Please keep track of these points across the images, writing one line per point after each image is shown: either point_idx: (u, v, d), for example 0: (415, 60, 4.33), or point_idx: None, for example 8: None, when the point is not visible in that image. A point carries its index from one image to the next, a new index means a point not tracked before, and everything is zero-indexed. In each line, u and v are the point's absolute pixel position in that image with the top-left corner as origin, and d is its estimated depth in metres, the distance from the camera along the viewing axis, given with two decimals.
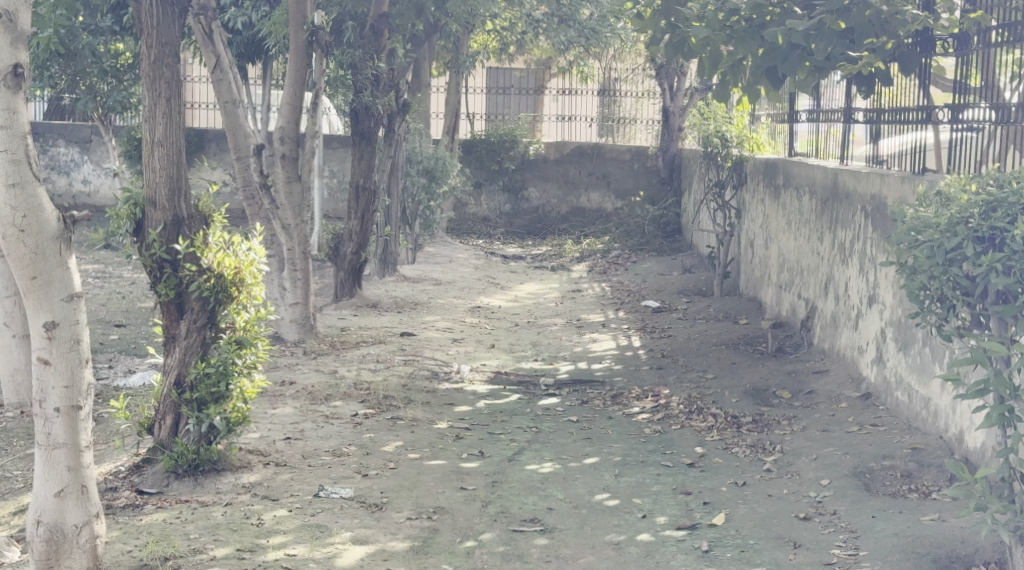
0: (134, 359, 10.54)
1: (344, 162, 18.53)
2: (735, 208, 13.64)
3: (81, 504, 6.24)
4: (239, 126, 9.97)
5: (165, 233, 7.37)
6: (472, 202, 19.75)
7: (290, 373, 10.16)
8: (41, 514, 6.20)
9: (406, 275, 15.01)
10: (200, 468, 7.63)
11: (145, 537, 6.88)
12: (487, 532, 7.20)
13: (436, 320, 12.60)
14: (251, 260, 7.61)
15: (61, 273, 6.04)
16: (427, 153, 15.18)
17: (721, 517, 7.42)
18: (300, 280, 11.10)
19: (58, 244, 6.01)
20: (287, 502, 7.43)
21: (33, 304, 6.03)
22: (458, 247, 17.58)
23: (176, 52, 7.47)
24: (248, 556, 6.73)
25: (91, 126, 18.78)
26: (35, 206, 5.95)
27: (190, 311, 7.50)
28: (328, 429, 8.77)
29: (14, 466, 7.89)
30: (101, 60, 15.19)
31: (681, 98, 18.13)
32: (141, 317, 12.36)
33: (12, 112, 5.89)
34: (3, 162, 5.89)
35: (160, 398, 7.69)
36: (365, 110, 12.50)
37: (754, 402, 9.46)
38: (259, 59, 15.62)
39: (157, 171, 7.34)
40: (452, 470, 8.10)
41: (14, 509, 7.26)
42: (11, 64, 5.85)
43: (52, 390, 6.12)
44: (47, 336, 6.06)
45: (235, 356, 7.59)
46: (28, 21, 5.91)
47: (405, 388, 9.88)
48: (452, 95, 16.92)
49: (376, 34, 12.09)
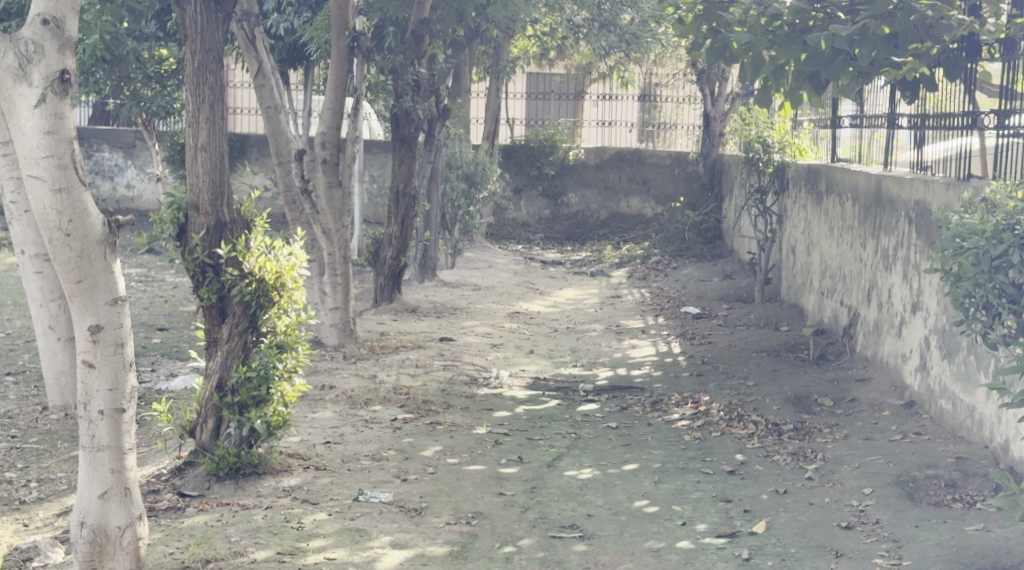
0: (177, 362, 10.61)
1: (384, 167, 18.61)
2: (776, 215, 13.57)
3: (124, 506, 6.28)
4: (280, 132, 10.14)
5: (209, 237, 7.40)
6: (512, 207, 19.74)
7: (330, 377, 10.20)
8: (84, 515, 6.24)
9: (446, 281, 15.03)
10: (241, 471, 7.68)
11: (186, 539, 6.92)
12: (527, 538, 7.19)
13: (474, 325, 12.62)
14: (292, 264, 7.62)
15: (106, 277, 6.06)
16: (467, 159, 15.34)
17: (762, 525, 7.39)
18: (341, 284, 11.16)
19: (104, 248, 6.04)
20: (327, 506, 7.45)
21: (78, 308, 6.04)
22: (497, 252, 17.61)
23: (221, 58, 7.54)
24: (289, 560, 6.75)
25: (135, 132, 18.89)
26: (81, 211, 5.95)
27: (232, 315, 7.56)
28: (367, 433, 8.79)
29: (58, 469, 7.95)
30: (145, 66, 15.39)
31: (722, 103, 18.21)
32: (184, 321, 12.42)
33: (60, 118, 5.88)
34: (50, 166, 5.88)
35: (201, 401, 7.71)
36: (406, 116, 12.62)
37: (795, 410, 9.42)
38: (301, 64, 15.71)
39: (200, 176, 7.37)
40: (491, 476, 8.09)
41: (58, 511, 7.30)
42: (59, 70, 5.86)
43: (98, 393, 6.14)
44: (92, 340, 6.08)
45: (276, 360, 7.63)
46: (75, 28, 5.93)
47: (444, 393, 9.90)
48: (492, 101, 16.92)
49: (416, 39, 12.00)
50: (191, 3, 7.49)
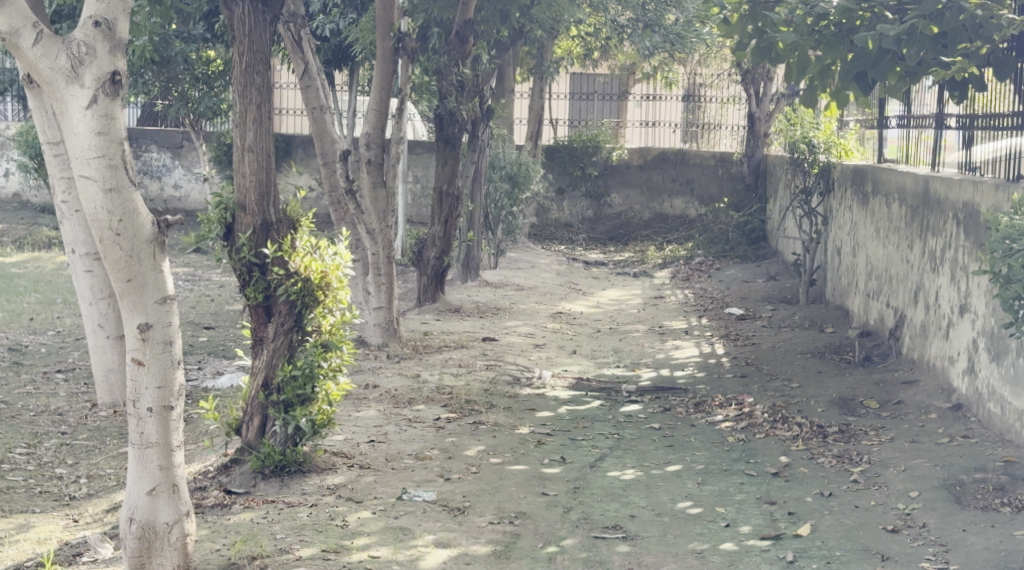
0: (223, 360, 10.68)
1: (427, 167, 18.65)
2: (822, 216, 13.50)
3: (172, 502, 6.32)
4: (325, 132, 10.11)
5: (255, 236, 7.44)
6: (555, 207, 19.74)
7: (374, 376, 10.24)
8: (133, 511, 6.29)
9: (489, 281, 15.05)
10: (286, 469, 7.74)
11: (233, 536, 6.97)
12: (569, 538, 7.19)
13: (517, 325, 12.63)
14: (338, 264, 7.67)
15: (155, 276, 6.10)
16: (510, 159, 15.34)
17: (806, 528, 7.35)
18: (385, 284, 11.19)
19: (153, 247, 6.08)
20: (371, 504, 7.48)
21: (128, 306, 6.09)
22: (540, 252, 17.62)
23: (268, 59, 7.58)
24: (333, 557, 6.78)
25: (182, 132, 19.01)
26: (131, 210, 6.00)
27: (278, 314, 7.61)
28: (410, 432, 8.82)
29: (107, 465, 8.03)
30: (193, 68, 15.54)
31: (767, 103, 18.00)
32: (230, 320, 12.50)
33: (110, 119, 5.94)
34: (101, 167, 5.94)
35: (247, 399, 7.75)
36: (450, 117, 12.66)
37: (840, 412, 9.37)
38: (346, 65, 15.79)
39: (248, 176, 7.40)
40: (534, 476, 8.10)
41: (107, 507, 7.37)
42: (110, 71, 5.92)
43: (147, 390, 6.19)
44: (141, 337, 6.13)
45: (321, 359, 7.69)
46: (126, 30, 6.00)
47: (487, 393, 9.92)
48: (536, 102, 16.92)
49: (461, 40, 12.02)
50: (240, 5, 7.54)
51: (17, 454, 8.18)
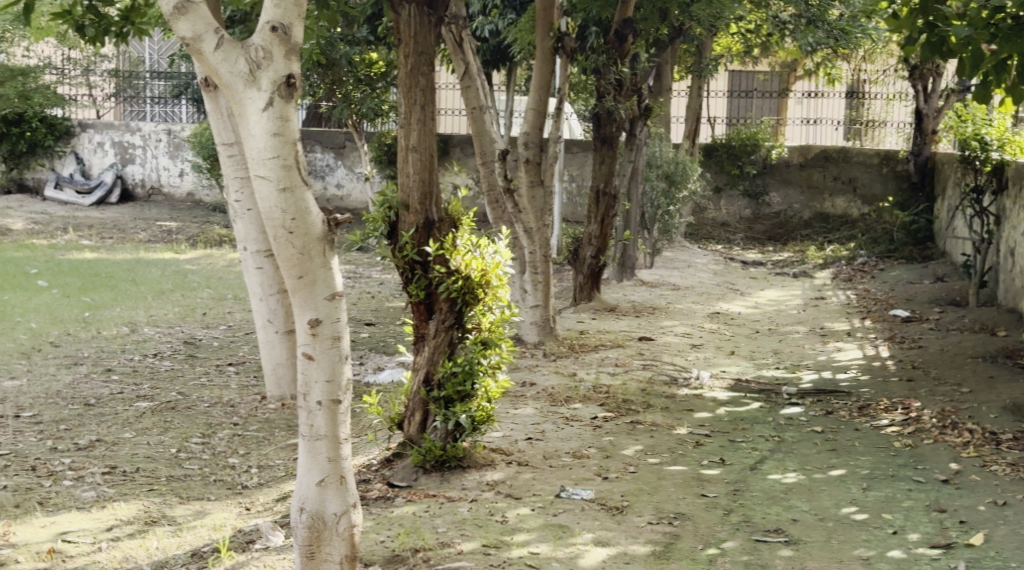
0: (383, 356, 10.79)
1: (583, 166, 18.62)
2: (994, 216, 13.07)
3: (340, 494, 6.38)
4: (485, 132, 10.30)
5: (418, 235, 7.49)
6: (712, 207, 19.53)
7: (531, 374, 10.23)
8: (304, 501, 6.37)
9: (646, 280, 14.94)
10: (446, 464, 7.77)
11: (396, 528, 7.02)
12: (731, 540, 7.06)
13: (675, 325, 12.51)
14: (497, 262, 7.61)
15: (325, 273, 6.14)
16: (668, 158, 15.19)
17: (979, 538, 7.09)
18: (541, 283, 11.18)
19: (324, 246, 6.12)
20: (529, 501, 7.45)
21: (299, 302, 6.15)
22: (697, 252, 17.45)
23: (432, 60, 7.63)
24: (494, 552, 6.77)
25: (344, 132, 19.28)
26: (303, 209, 6.05)
27: (439, 311, 7.63)
28: (568, 430, 8.78)
29: (275, 456, 8.16)
30: (356, 69, 15.86)
31: (937, 99, 17.51)
32: (390, 316, 12.65)
33: (284, 121, 5.99)
34: (275, 167, 6.01)
35: (409, 395, 7.79)
36: (608, 115, 12.62)
37: (1014, 419, 9.04)
38: (504, 64, 15.86)
39: (411, 175, 7.46)
40: (693, 477, 7.98)
41: (277, 496, 7.49)
42: (286, 74, 5.97)
43: (316, 383, 6.25)
44: (312, 333, 6.18)
45: (480, 356, 7.66)
46: (302, 34, 6.05)
47: (645, 393, 9.82)
48: (694, 100, 16.75)
49: (620, 39, 11.94)
50: (406, 7, 7.58)
51: (192, 443, 8.37)
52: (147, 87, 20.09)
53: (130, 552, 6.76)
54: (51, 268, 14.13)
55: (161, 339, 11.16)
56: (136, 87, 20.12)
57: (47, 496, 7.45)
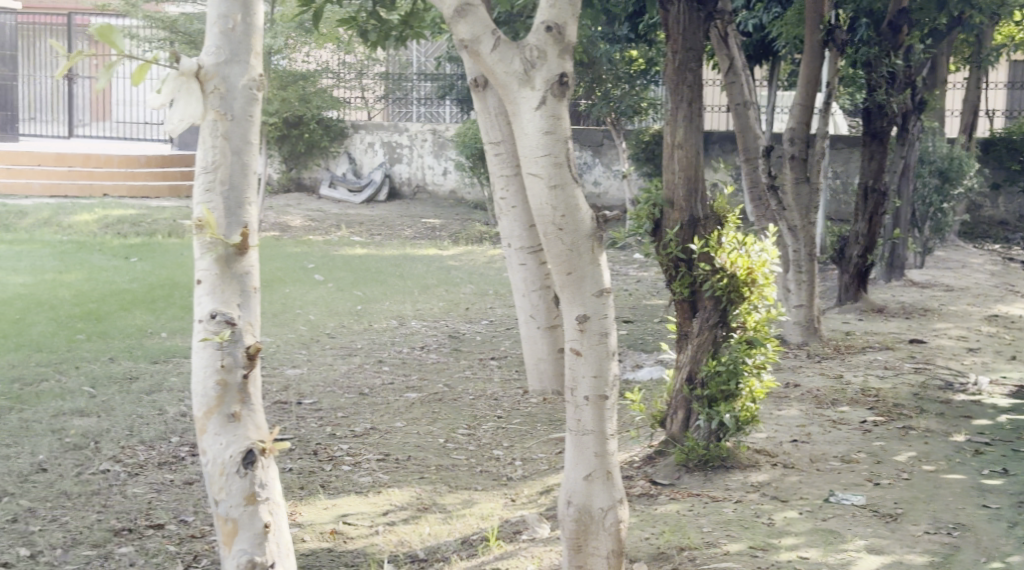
0: (643, 354, 10.67)
1: (849, 163, 18.07)
2: None
3: (607, 488, 6.25)
4: (748, 129, 10.08)
5: (682, 233, 7.37)
6: (988, 204, 18.63)
7: (797, 375, 9.93)
8: (571, 494, 6.27)
9: (916, 281, 14.37)
10: (709, 464, 7.56)
11: (661, 525, 6.90)
12: (1015, 555, 6.66)
13: (948, 327, 11.96)
14: (764, 261, 7.26)
15: (593, 269, 6.04)
16: (942, 153, 14.56)
17: None
18: (806, 282, 10.81)
19: (592, 242, 6.01)
20: (797, 504, 7.21)
21: (567, 297, 6.08)
22: (971, 252, 16.69)
23: (701, 57, 7.47)
24: (761, 555, 6.57)
25: (603, 130, 19.26)
26: (573, 205, 5.96)
27: (702, 309, 7.41)
28: (836, 434, 8.47)
29: (539, 449, 8.16)
30: (616, 67, 15.92)
31: None
32: (650, 313, 12.52)
33: (556, 118, 5.92)
34: (545, 164, 5.92)
35: (672, 392, 7.61)
36: (879, 110, 12.14)
37: None
38: (769, 59, 15.55)
39: (676, 173, 7.34)
40: (973, 486, 7.57)
41: (541, 489, 7.49)
42: (558, 73, 5.91)
43: (583, 378, 6.14)
44: (579, 328, 6.09)
45: (745, 356, 7.37)
46: (575, 32, 5.97)
47: (918, 397, 9.40)
48: (970, 94, 16.02)
49: (894, 31, 11.68)
50: (676, 4, 7.46)
51: (459, 434, 8.45)
52: (415, 89, 20.60)
53: (404, 538, 6.87)
54: (324, 263, 14.58)
55: (427, 332, 11.34)
56: (405, 89, 20.66)
57: (328, 479, 7.63)
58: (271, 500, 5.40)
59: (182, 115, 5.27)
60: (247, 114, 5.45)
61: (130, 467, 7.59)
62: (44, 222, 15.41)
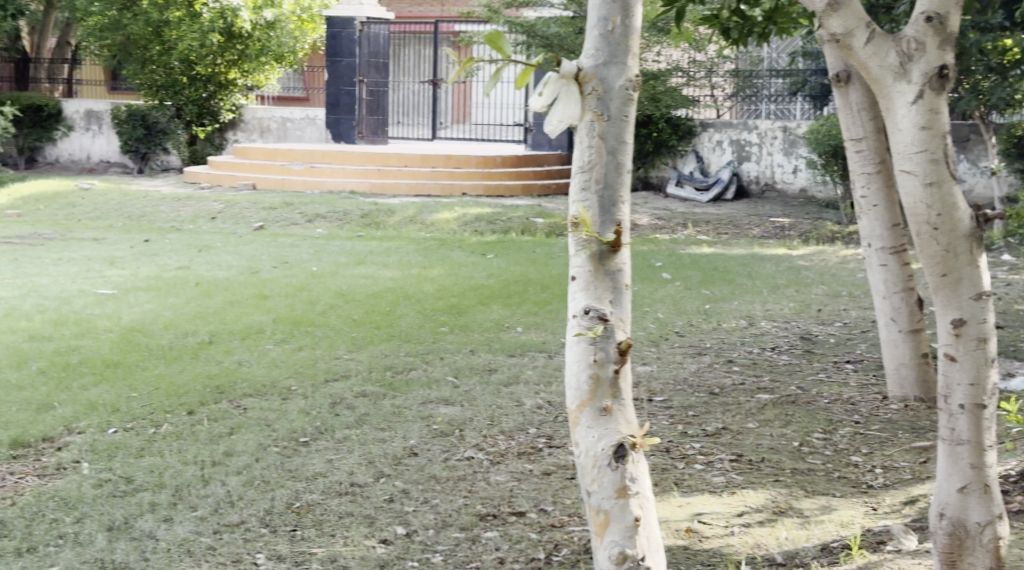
0: (1013, 362, 10.14)
1: None
2: None
3: (984, 502, 5.96)
4: None
5: None
6: None
7: None
8: (944, 507, 6.01)
9: None
10: None
11: None
12: None
13: None
14: None
15: (971, 270, 5.73)
16: None
17: None
18: None
19: (970, 243, 5.70)
20: None
21: (942, 301, 5.79)
22: None
23: None
24: None
25: (968, 125, 18.48)
26: (950, 204, 5.67)
27: None
28: None
29: (901, 458, 7.91)
30: (986, 59, 15.33)
31: None
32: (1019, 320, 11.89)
33: (934, 113, 5.68)
34: (921, 161, 5.68)
35: None
36: None
37: None
38: None
39: None
40: None
41: (904, 499, 7.27)
42: (938, 66, 5.66)
43: (958, 386, 5.86)
44: (955, 334, 5.79)
45: None
46: (958, 24, 5.73)
47: None
48: None
49: None
50: None
51: (814, 437, 8.31)
52: (766, 86, 20.33)
53: (763, 540, 6.83)
54: (673, 262, 14.61)
55: (780, 334, 11.19)
56: (755, 86, 20.45)
57: (682, 477, 7.64)
58: (643, 494, 5.49)
59: (562, 117, 5.37)
60: (624, 114, 5.56)
61: (493, 455, 7.85)
62: (409, 219, 16.17)
